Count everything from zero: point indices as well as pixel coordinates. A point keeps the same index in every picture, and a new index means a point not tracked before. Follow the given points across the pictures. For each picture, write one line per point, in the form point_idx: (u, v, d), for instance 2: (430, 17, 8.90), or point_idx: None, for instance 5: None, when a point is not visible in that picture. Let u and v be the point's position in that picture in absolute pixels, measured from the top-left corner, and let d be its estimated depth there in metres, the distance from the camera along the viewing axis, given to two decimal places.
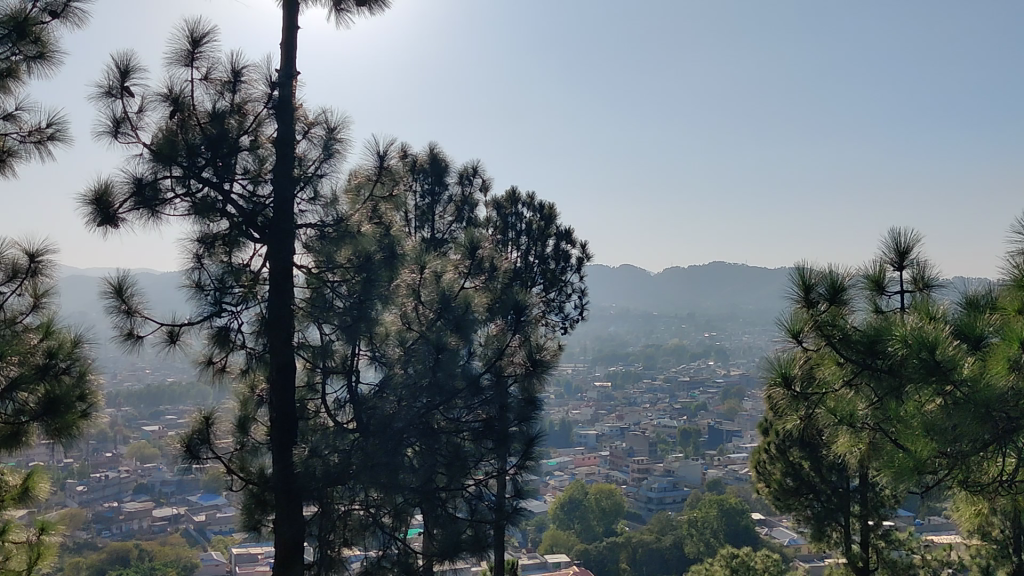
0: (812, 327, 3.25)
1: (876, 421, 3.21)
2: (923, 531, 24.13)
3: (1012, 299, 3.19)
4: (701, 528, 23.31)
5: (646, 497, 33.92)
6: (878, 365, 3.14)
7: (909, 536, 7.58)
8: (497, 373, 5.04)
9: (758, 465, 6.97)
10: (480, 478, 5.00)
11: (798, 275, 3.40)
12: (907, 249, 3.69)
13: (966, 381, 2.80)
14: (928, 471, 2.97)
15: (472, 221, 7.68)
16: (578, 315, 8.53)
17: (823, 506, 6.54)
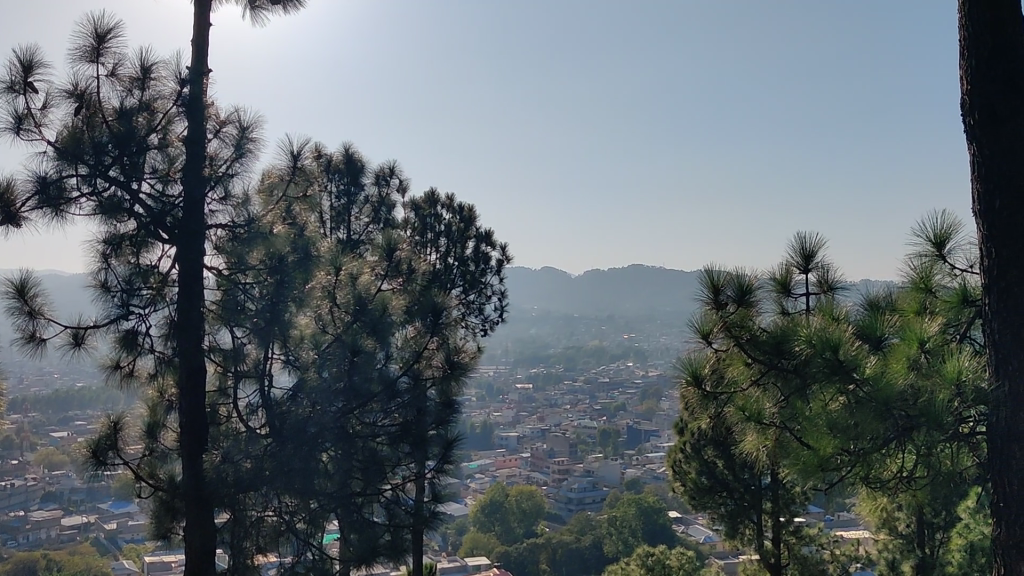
0: (722, 329, 3.30)
1: (782, 419, 3.22)
2: (834, 526, 24.78)
3: (913, 301, 3.28)
4: (620, 528, 23.55)
5: (566, 497, 34.07)
6: (785, 366, 3.18)
7: (819, 531, 7.75)
8: (415, 376, 4.95)
9: (674, 464, 7.02)
10: (396, 482, 4.97)
11: (706, 277, 3.41)
12: (813, 251, 3.75)
13: (868, 381, 2.80)
14: (832, 469, 2.98)
15: (389, 222, 7.64)
16: (498, 317, 8.50)
17: (737, 505, 6.66)
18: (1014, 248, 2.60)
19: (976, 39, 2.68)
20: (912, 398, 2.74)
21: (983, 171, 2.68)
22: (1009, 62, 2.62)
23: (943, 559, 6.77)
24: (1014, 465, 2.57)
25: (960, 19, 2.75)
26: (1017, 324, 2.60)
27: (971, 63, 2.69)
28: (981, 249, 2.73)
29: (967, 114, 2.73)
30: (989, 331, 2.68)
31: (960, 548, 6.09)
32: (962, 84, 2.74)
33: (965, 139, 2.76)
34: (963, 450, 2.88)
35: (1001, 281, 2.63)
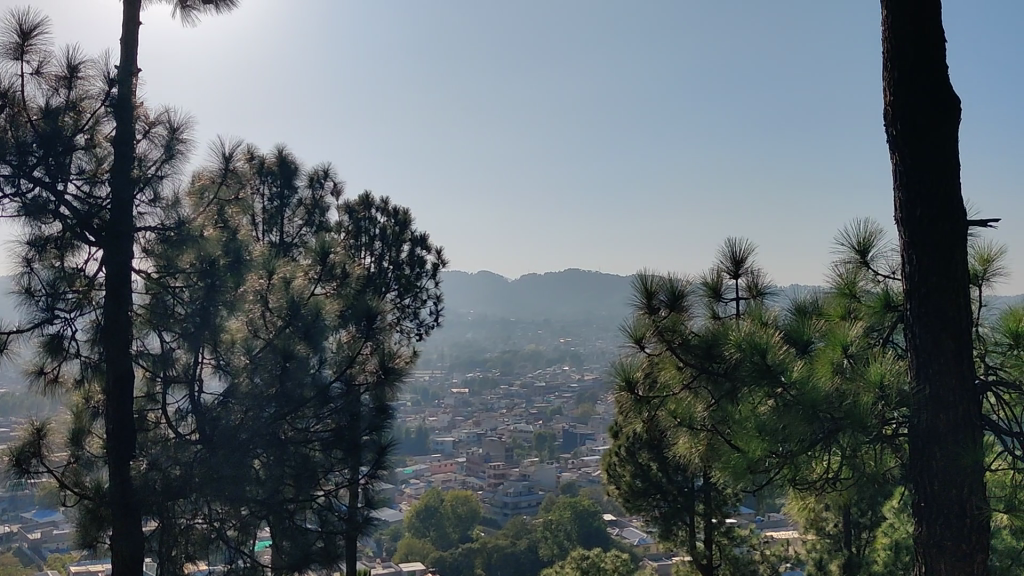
0: (654, 333, 3.36)
1: (712, 422, 3.27)
2: (764, 527, 25.23)
3: (837, 306, 3.38)
4: (555, 531, 23.67)
5: (502, 501, 34.09)
6: (716, 370, 3.24)
7: (750, 532, 7.88)
8: (347, 381, 4.97)
9: (609, 468, 6.99)
10: (329, 489, 4.97)
11: (639, 282, 3.45)
12: (743, 258, 3.80)
13: (794, 383, 2.82)
14: (760, 470, 3.03)
15: (323, 225, 7.57)
16: (433, 321, 8.47)
17: (671, 506, 6.74)
18: (933, 255, 2.68)
19: (899, 51, 2.75)
20: (837, 400, 2.80)
21: (905, 180, 2.76)
22: (931, 74, 2.70)
23: (869, 558, 6.93)
24: (934, 466, 2.64)
25: (884, 31, 2.82)
26: (937, 328, 2.67)
27: (894, 75, 2.76)
28: (902, 256, 2.80)
29: (889, 124, 2.81)
30: (910, 335, 2.75)
31: (885, 547, 6.23)
32: (885, 95, 2.82)
33: (887, 148, 2.84)
34: (885, 452, 2.95)
35: (921, 286, 2.71)
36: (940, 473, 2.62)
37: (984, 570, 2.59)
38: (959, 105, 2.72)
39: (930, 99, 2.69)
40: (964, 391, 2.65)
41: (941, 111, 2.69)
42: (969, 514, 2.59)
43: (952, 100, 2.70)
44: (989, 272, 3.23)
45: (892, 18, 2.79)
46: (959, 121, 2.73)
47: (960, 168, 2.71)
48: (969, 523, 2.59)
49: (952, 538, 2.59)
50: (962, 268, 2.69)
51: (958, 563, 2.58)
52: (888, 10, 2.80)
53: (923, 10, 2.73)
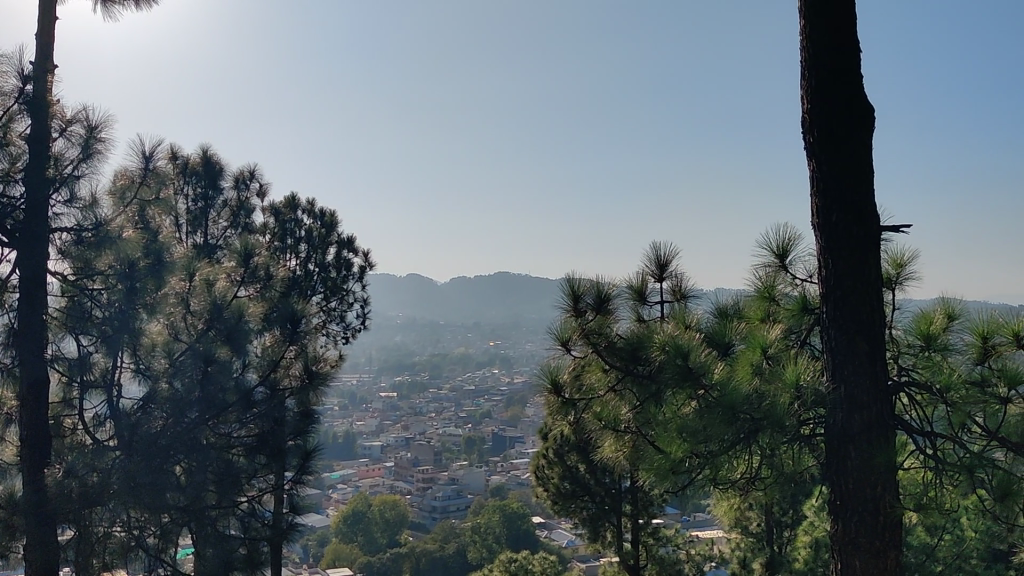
0: (580, 336, 3.36)
1: (637, 424, 3.26)
2: (690, 526, 25.53)
3: (757, 309, 3.44)
4: (483, 534, 23.64)
5: (430, 506, 33.93)
6: (640, 372, 3.26)
7: (677, 532, 7.94)
8: (271, 386, 4.91)
9: (537, 470, 7.09)
10: (252, 494, 4.91)
11: (566, 285, 3.49)
12: (667, 261, 3.87)
13: (715, 385, 2.89)
14: (683, 471, 3.01)
15: (248, 227, 7.46)
16: (360, 324, 8.40)
17: (597, 508, 6.78)
18: (847, 259, 2.75)
19: (817, 60, 2.82)
20: (757, 401, 2.82)
21: (822, 186, 2.82)
22: (846, 82, 2.77)
23: (790, 556, 7.05)
24: (849, 465, 2.70)
25: (802, 40, 2.89)
26: (852, 331, 2.74)
27: (811, 83, 2.83)
28: (819, 260, 2.87)
29: (806, 131, 2.88)
30: (826, 337, 2.82)
31: (805, 545, 6.35)
32: (803, 102, 2.88)
33: (804, 155, 2.90)
34: (803, 452, 3.00)
35: (837, 290, 2.78)
36: (854, 471, 2.69)
37: (897, 566, 2.66)
38: (873, 113, 2.79)
39: (845, 108, 2.76)
40: (878, 391, 2.71)
41: (856, 120, 2.76)
42: (883, 511, 2.66)
43: (867, 108, 2.77)
44: (902, 276, 3.33)
45: (809, 27, 2.85)
46: (874, 129, 2.80)
47: (874, 175, 2.78)
48: (882, 520, 2.66)
49: (866, 535, 2.66)
50: (875, 272, 2.77)
51: (873, 559, 2.64)
52: (805, 20, 2.87)
53: (838, 20, 2.80)
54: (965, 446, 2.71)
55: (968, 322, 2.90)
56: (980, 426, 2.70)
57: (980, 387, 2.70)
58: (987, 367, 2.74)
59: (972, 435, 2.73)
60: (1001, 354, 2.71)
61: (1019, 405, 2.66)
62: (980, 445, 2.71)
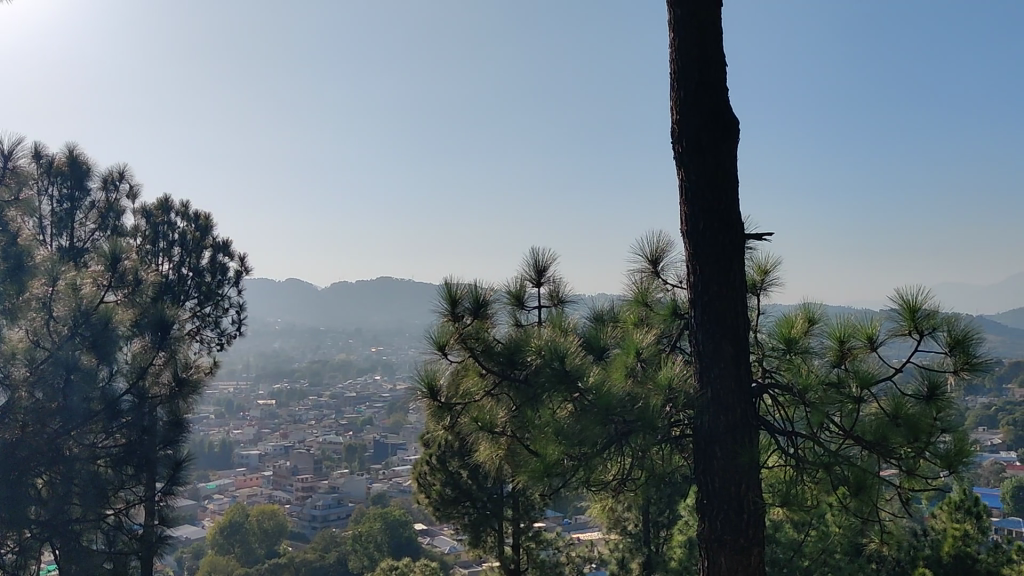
0: (458, 340, 3.36)
1: (512, 428, 3.29)
2: (570, 529, 25.85)
3: (631, 314, 3.53)
4: (364, 543, 23.35)
5: (311, 515, 33.33)
6: (516, 376, 3.29)
7: (557, 534, 7.97)
8: (139, 393, 4.77)
9: (418, 476, 6.86)
10: (119, 506, 4.78)
11: (444, 290, 3.47)
12: (545, 267, 3.93)
13: (589, 388, 2.91)
14: (558, 474, 3.00)
15: (118, 230, 7.20)
16: (235, 330, 8.20)
17: (479, 513, 6.73)
18: (714, 264, 2.85)
19: (686, 73, 2.90)
20: (629, 404, 2.88)
21: (690, 194, 2.91)
22: (713, 94, 2.86)
23: (666, 555, 7.21)
24: (715, 464, 2.79)
25: (672, 53, 2.96)
26: (718, 335, 2.83)
27: (680, 95, 2.91)
28: (688, 267, 2.95)
29: (675, 141, 2.96)
30: (694, 342, 2.90)
31: (680, 544, 6.49)
32: (672, 113, 2.96)
33: (673, 164, 2.98)
34: (672, 452, 3.04)
35: (704, 296, 2.87)
36: (720, 471, 2.77)
37: (761, 562, 2.75)
38: (738, 125, 2.89)
39: (712, 118, 2.85)
40: (742, 392, 2.82)
41: (722, 131, 2.85)
42: (747, 509, 2.75)
43: (732, 120, 2.87)
44: (766, 282, 3.46)
45: (678, 40, 2.93)
46: (738, 140, 2.90)
47: (738, 184, 2.89)
48: (746, 518, 2.75)
49: (732, 533, 2.75)
50: (739, 277, 2.87)
51: (738, 556, 2.73)
52: (674, 33, 2.95)
53: (705, 34, 2.89)
54: (823, 445, 2.83)
55: (827, 327, 3.05)
56: (837, 425, 2.83)
57: (836, 389, 2.85)
58: (844, 370, 2.90)
59: (830, 434, 2.87)
60: (856, 357, 2.86)
61: (873, 406, 2.81)
62: (837, 444, 2.84)
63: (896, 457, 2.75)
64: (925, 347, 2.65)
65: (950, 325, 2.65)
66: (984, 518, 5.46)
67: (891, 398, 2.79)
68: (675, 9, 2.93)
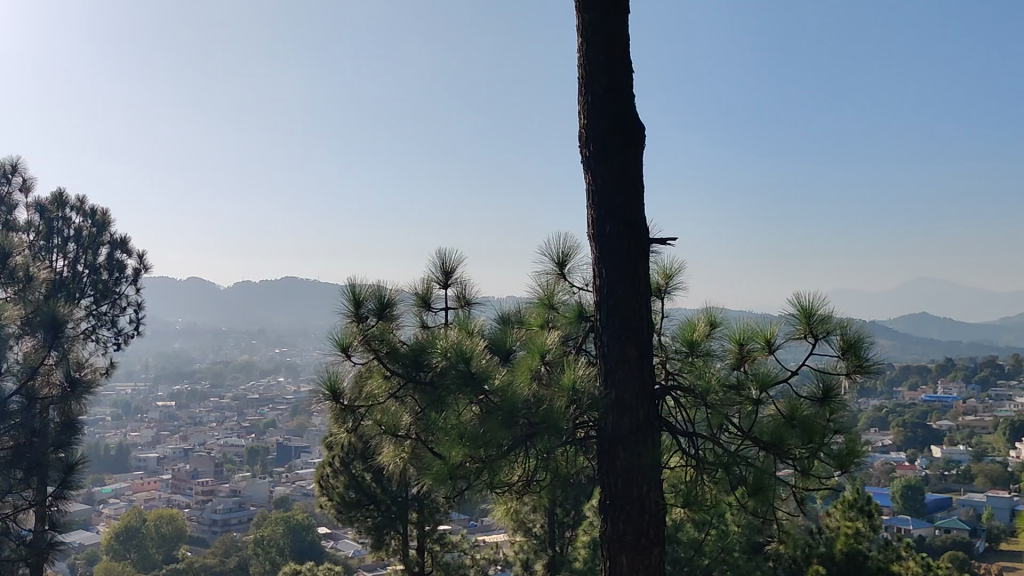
0: (361, 342, 3.33)
1: (417, 431, 3.21)
2: (476, 531, 25.87)
3: (537, 317, 3.52)
4: (267, 547, 22.97)
5: (211, 519, 32.62)
6: (422, 378, 3.26)
7: (462, 537, 7.94)
8: (29, 394, 4.59)
9: (321, 479, 6.74)
10: (6, 512, 4.74)
11: (347, 291, 3.50)
12: (452, 268, 3.97)
13: (496, 390, 2.91)
14: (461, 476, 2.92)
15: (9, 224, 6.93)
16: (133, 330, 7.96)
17: (383, 516, 6.62)
18: (620, 268, 2.88)
19: (593, 78, 2.93)
20: (535, 405, 2.89)
21: (597, 198, 2.94)
22: (619, 100, 2.90)
23: (571, 555, 7.26)
24: (618, 465, 2.83)
25: (580, 58, 2.99)
26: (623, 337, 2.87)
27: (588, 100, 2.94)
28: (595, 270, 2.98)
29: (583, 145, 2.99)
30: (600, 344, 2.93)
31: (584, 544, 6.56)
32: (580, 117, 2.99)
33: (581, 168, 3.01)
34: (577, 454, 3.06)
35: (610, 298, 2.90)
36: (623, 471, 2.81)
37: (660, 561, 2.81)
38: (643, 131, 2.94)
39: (619, 123, 2.89)
40: (645, 393, 2.86)
41: (629, 137, 2.90)
42: (648, 509, 2.80)
43: (638, 126, 2.92)
44: (670, 286, 3.52)
45: (586, 45, 2.96)
46: (643, 146, 2.95)
47: (643, 189, 2.93)
48: (648, 518, 2.79)
49: (634, 533, 2.78)
50: (644, 281, 2.91)
51: (639, 556, 2.77)
52: (582, 37, 2.97)
53: (613, 40, 2.92)
54: (723, 445, 2.88)
55: (727, 330, 3.13)
56: (736, 427, 2.90)
57: (736, 391, 2.95)
58: (743, 373, 2.99)
59: (729, 435, 2.92)
60: (755, 360, 2.98)
61: (771, 408, 2.88)
62: (736, 444, 2.89)
63: (791, 457, 2.78)
64: (820, 350, 2.77)
65: (844, 329, 2.77)
66: (875, 515, 5.68)
67: (786, 400, 2.84)
68: (584, 14, 2.95)
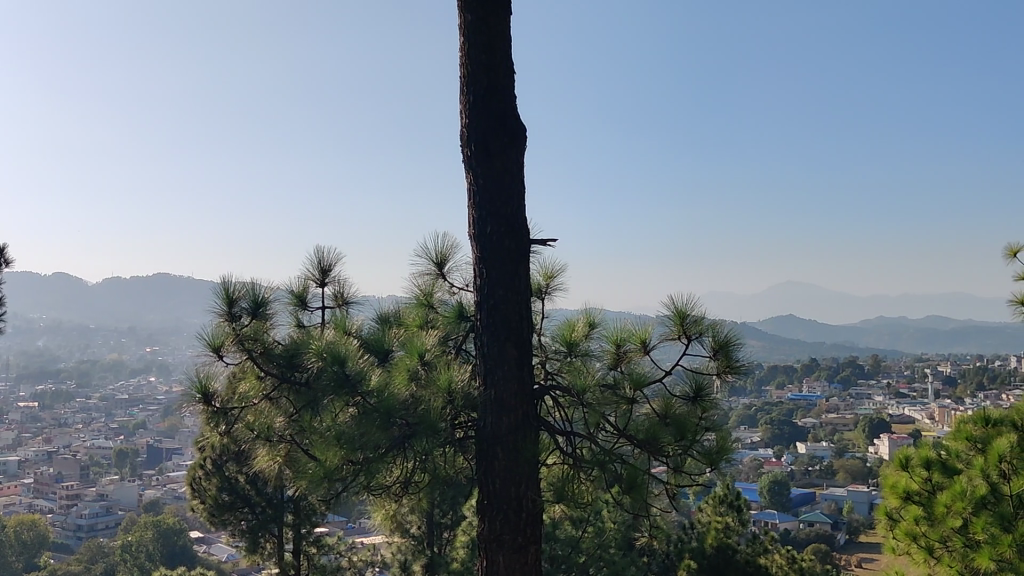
0: (234, 342, 3.25)
1: (291, 432, 3.17)
2: (354, 533, 25.59)
3: (417, 316, 3.49)
4: (135, 552, 22.15)
5: (75, 526, 31.29)
6: (298, 379, 3.17)
7: (339, 539, 7.84)
8: None
9: (192, 482, 6.49)
10: None
11: (220, 290, 3.43)
12: (329, 267, 3.92)
13: (373, 392, 2.87)
14: (337, 479, 2.91)
15: None
16: None
17: (258, 518, 6.46)
18: (500, 268, 2.89)
19: (475, 78, 2.93)
20: (412, 407, 2.85)
21: (478, 198, 2.93)
22: (501, 101, 2.91)
23: (449, 556, 7.24)
24: (496, 465, 2.82)
25: (462, 57, 2.98)
26: (502, 337, 2.88)
27: (470, 99, 2.93)
28: (474, 270, 2.97)
29: (464, 145, 2.98)
30: (479, 344, 2.93)
31: (463, 544, 6.55)
32: (461, 117, 2.98)
33: (462, 167, 3.00)
34: (456, 454, 3.02)
35: (490, 299, 2.90)
36: (501, 471, 2.82)
37: (536, 559, 2.84)
38: (524, 132, 2.96)
39: (500, 123, 2.91)
40: (523, 393, 2.88)
41: (509, 138, 2.91)
42: (524, 509, 2.83)
43: (519, 127, 2.94)
44: (551, 287, 3.56)
45: (467, 44, 2.96)
46: (523, 147, 2.97)
47: (523, 190, 2.95)
48: (524, 517, 2.82)
49: (512, 532, 2.80)
50: (524, 281, 2.93)
51: (515, 555, 2.79)
52: (464, 36, 2.96)
53: (494, 41, 2.93)
54: (599, 444, 2.94)
55: (606, 331, 3.18)
56: (612, 426, 2.96)
57: (612, 390, 2.98)
58: (620, 372, 3.03)
59: (605, 434, 2.98)
60: (631, 360, 3.02)
61: (646, 408, 2.95)
62: (612, 443, 2.96)
63: (665, 454, 2.89)
64: (692, 350, 2.82)
65: (716, 330, 2.83)
66: (744, 510, 5.87)
67: (662, 399, 2.94)
68: (466, 14, 2.95)
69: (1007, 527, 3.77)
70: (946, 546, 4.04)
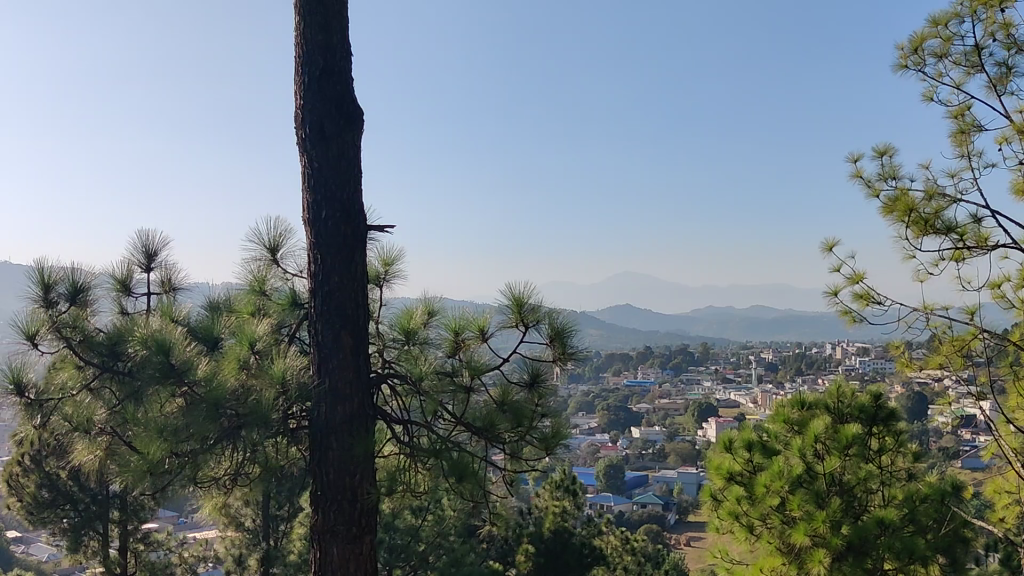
0: (50, 329, 3.08)
1: (111, 425, 3.00)
2: (185, 527, 24.64)
3: (248, 303, 3.39)
4: None
5: None
6: (119, 368, 3.01)
7: (167, 535, 7.55)
8: None
9: (7, 479, 6.03)
10: None
11: (36, 275, 3.25)
12: (155, 252, 3.78)
13: (200, 381, 2.75)
14: (161, 472, 2.74)
15: None
16: None
17: (81, 517, 6.13)
18: (336, 254, 2.84)
19: (310, 58, 2.86)
20: (242, 396, 2.76)
21: (313, 181, 2.86)
22: (338, 82, 2.86)
23: (285, 549, 7.10)
24: (330, 455, 2.78)
25: (297, 36, 2.90)
26: (337, 325, 2.83)
27: (305, 80, 2.86)
28: (307, 255, 2.90)
29: (299, 127, 2.91)
30: (313, 332, 2.87)
31: (300, 537, 6.42)
32: (295, 98, 2.90)
33: (297, 150, 2.93)
34: (288, 445, 2.97)
35: (325, 285, 2.84)
36: (335, 462, 2.78)
37: (371, 549, 2.83)
38: (360, 116, 2.93)
39: (336, 105, 2.86)
40: (358, 382, 2.86)
41: (345, 121, 2.87)
42: (359, 499, 2.80)
43: (355, 111, 2.90)
44: (388, 274, 3.53)
45: (303, 23, 2.88)
46: (359, 131, 2.94)
47: (359, 175, 2.91)
48: (358, 507, 2.80)
49: (345, 523, 2.77)
50: (359, 268, 2.90)
51: (349, 545, 2.76)
52: (300, 15, 2.89)
53: (331, 21, 2.88)
54: (437, 432, 2.92)
55: (443, 319, 3.17)
56: (449, 414, 2.95)
57: (450, 377, 2.99)
58: (458, 360, 3.01)
59: (442, 422, 2.96)
60: (469, 348, 2.99)
61: (485, 396, 2.98)
62: (450, 431, 2.94)
63: (502, 441, 2.93)
64: (530, 338, 2.83)
65: (552, 318, 2.86)
66: (579, 494, 5.99)
67: (500, 387, 2.97)
68: None
69: (820, 504, 4.03)
70: (766, 524, 4.24)
